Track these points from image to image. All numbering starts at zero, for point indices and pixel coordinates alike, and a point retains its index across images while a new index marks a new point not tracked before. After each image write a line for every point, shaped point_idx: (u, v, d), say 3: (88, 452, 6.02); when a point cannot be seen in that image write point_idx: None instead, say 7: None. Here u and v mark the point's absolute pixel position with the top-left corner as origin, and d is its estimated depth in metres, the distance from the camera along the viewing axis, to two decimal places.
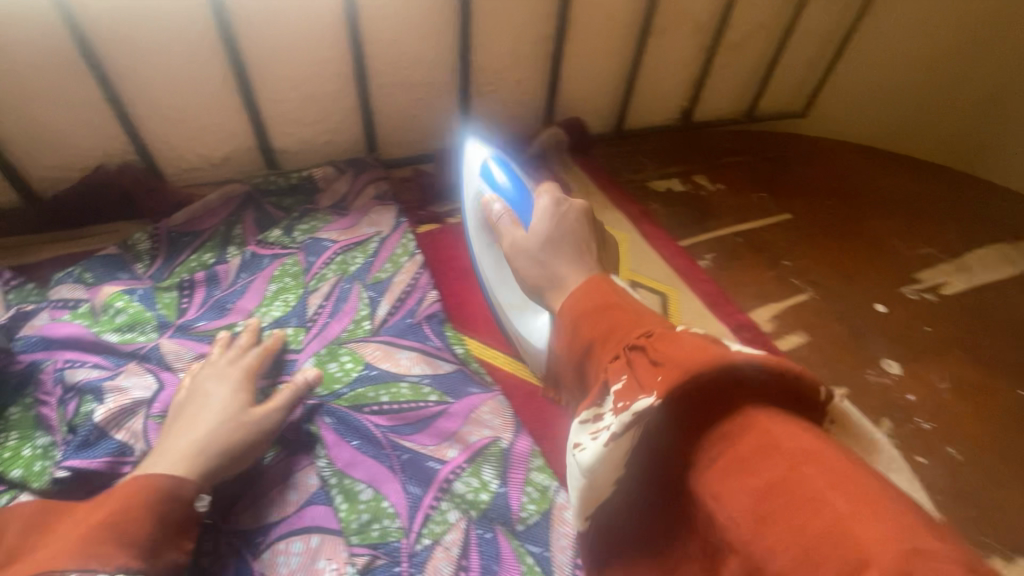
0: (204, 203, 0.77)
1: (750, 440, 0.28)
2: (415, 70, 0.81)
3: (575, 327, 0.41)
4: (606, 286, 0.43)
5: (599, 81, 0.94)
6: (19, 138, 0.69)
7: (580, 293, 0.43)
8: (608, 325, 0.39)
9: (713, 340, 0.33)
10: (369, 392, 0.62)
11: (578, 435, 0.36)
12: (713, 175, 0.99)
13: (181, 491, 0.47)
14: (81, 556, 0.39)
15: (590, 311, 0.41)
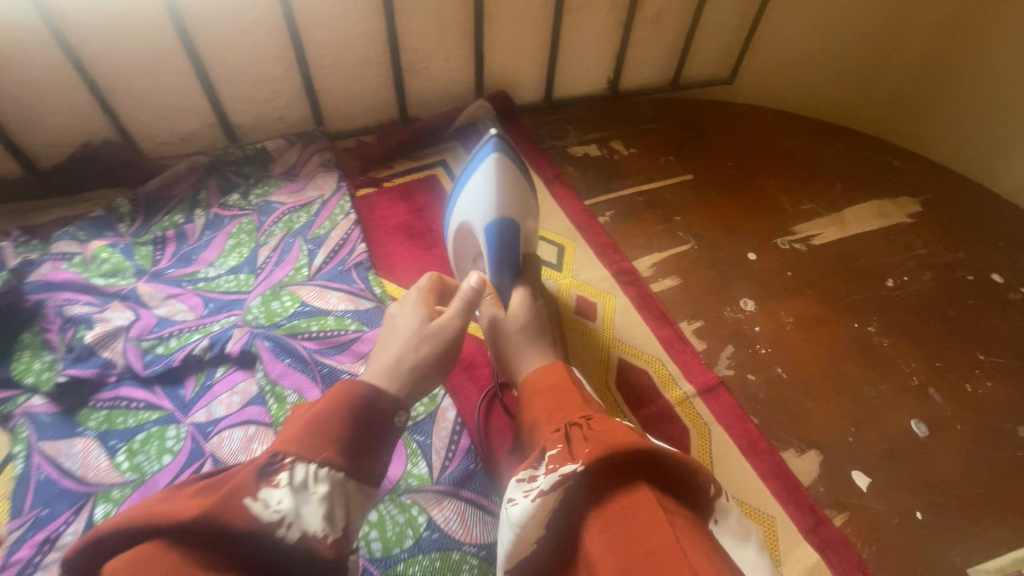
0: (174, 172, 0.92)
1: (626, 505, 0.41)
2: (350, 52, 0.93)
3: (532, 401, 0.60)
4: (564, 372, 0.62)
5: (523, 56, 1.05)
6: (17, 120, 0.84)
7: (541, 376, 0.62)
8: (558, 402, 0.57)
9: (638, 433, 0.47)
10: (301, 323, 0.77)
11: (514, 491, 0.48)
12: (629, 141, 1.10)
13: None
14: (298, 445, 0.44)
15: (547, 389, 0.60)
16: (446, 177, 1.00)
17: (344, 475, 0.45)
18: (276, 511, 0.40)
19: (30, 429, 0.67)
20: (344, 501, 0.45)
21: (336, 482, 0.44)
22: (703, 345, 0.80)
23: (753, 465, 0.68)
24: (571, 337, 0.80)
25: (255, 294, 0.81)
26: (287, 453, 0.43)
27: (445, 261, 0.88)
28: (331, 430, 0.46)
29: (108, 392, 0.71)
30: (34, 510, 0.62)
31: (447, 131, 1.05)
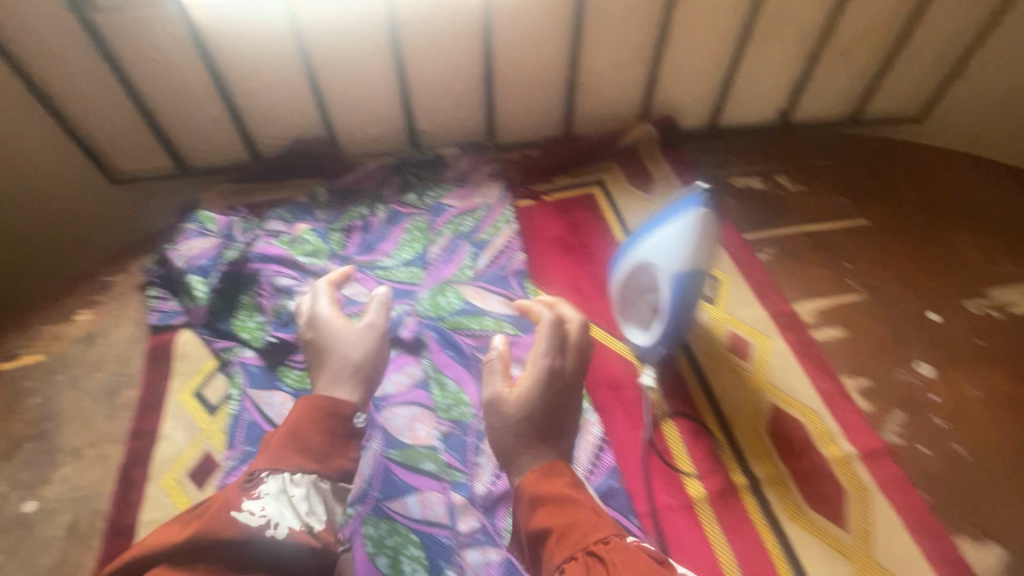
0: (365, 171, 1.03)
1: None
2: (531, 71, 0.99)
3: (537, 513, 0.60)
4: (563, 476, 0.63)
5: (694, 83, 1.04)
6: (254, 115, 1.00)
7: (544, 474, 0.63)
8: (568, 519, 0.58)
9: None
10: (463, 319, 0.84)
11: None
12: (798, 176, 1.05)
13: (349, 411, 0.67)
14: (272, 463, 0.60)
15: (549, 503, 0.60)
16: (603, 198, 1.03)
17: (316, 477, 0.61)
18: (262, 517, 0.55)
19: (244, 377, 0.80)
20: (324, 500, 0.60)
21: (328, 489, 0.61)
22: (870, 405, 0.75)
23: (920, 545, 0.65)
24: (724, 374, 0.78)
25: (424, 286, 0.89)
26: (262, 470, 0.60)
27: (597, 279, 0.90)
28: (309, 440, 0.63)
29: (302, 355, 0.82)
30: (244, 446, 0.73)
31: (607, 153, 1.08)
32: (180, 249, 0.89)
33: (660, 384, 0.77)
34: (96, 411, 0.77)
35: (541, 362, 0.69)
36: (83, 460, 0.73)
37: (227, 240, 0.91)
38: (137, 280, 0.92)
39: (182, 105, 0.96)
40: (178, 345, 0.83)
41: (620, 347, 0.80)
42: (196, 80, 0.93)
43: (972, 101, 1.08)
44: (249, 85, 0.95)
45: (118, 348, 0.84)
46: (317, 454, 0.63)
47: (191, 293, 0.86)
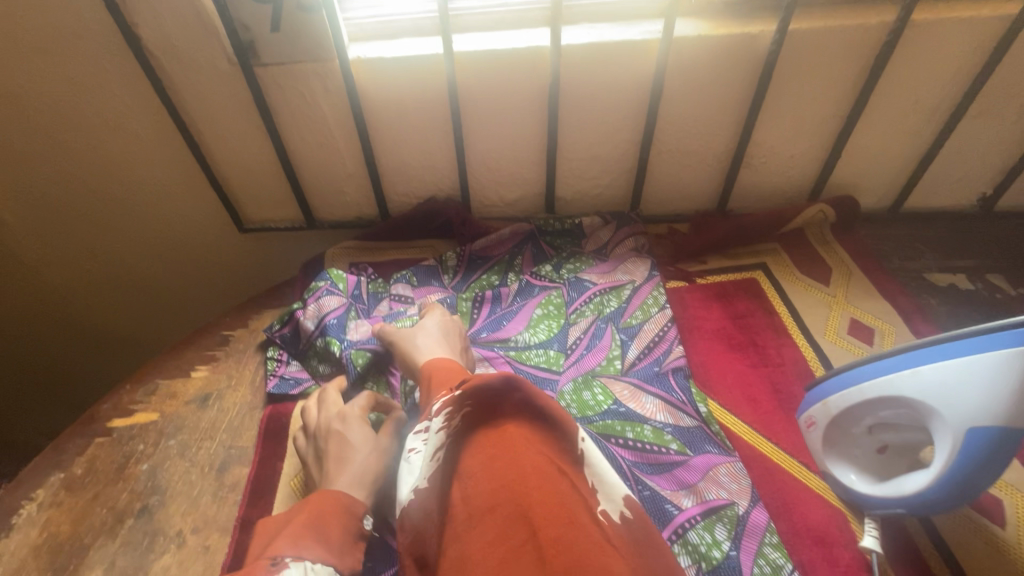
0: (499, 235, 0.94)
1: (506, 446, 0.41)
2: (694, 141, 0.88)
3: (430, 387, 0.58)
4: (462, 372, 0.59)
5: (883, 161, 0.90)
6: (390, 173, 0.95)
7: (441, 362, 0.62)
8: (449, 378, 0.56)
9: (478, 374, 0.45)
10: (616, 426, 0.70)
11: (413, 440, 0.48)
12: (1015, 278, 0.86)
13: (358, 511, 0.57)
14: (292, 547, 0.49)
15: (442, 372, 0.59)
16: (769, 285, 0.88)
17: (334, 569, 0.50)
18: None
19: None
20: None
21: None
22: None
23: None
24: (972, 544, 0.59)
25: (567, 378, 0.77)
26: (283, 554, 0.48)
27: (775, 388, 0.75)
28: (330, 531, 0.53)
29: None
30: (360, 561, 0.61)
31: (771, 233, 0.94)
32: (309, 308, 0.82)
33: (886, 546, 0.59)
34: (204, 489, 0.70)
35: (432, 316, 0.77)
36: (185, 549, 0.65)
37: (354, 303, 0.85)
38: (259, 338, 0.87)
39: (322, 160, 0.93)
40: (293, 420, 0.75)
41: (819, 485, 0.64)
42: (340, 136, 0.89)
43: None
44: (391, 144, 0.90)
45: (232, 415, 0.77)
46: (337, 546, 0.53)
47: (332, 352, 0.78)
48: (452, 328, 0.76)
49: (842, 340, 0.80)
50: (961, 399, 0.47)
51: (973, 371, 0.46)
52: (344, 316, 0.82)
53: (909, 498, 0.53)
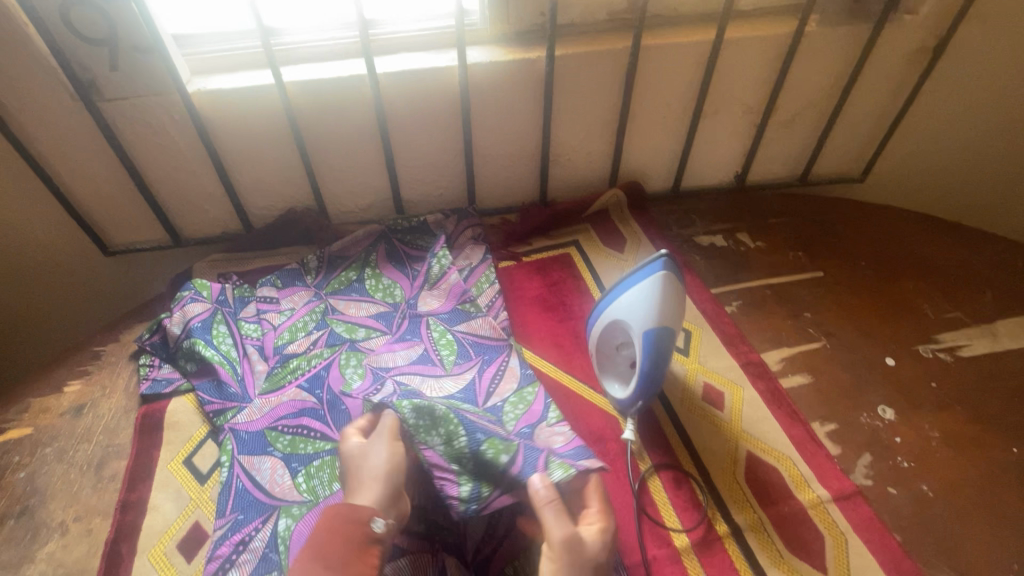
0: (353, 237, 1.08)
1: None
2: (507, 146, 1.07)
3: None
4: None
5: (657, 152, 1.14)
6: (247, 189, 1.05)
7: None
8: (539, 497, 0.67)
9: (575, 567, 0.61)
10: (467, 450, 0.72)
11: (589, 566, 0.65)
12: (756, 234, 1.13)
13: (364, 515, 0.58)
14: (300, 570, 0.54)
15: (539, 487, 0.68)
16: (579, 257, 1.10)
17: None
18: None
19: (234, 443, 0.80)
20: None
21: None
22: (839, 449, 0.78)
23: None
24: (700, 423, 0.81)
25: (409, 379, 0.85)
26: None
27: (576, 335, 0.96)
28: (330, 550, 0.55)
29: (291, 419, 0.82)
30: (233, 514, 0.73)
31: (582, 215, 1.16)
32: (175, 316, 0.93)
33: (641, 435, 0.80)
34: (84, 484, 0.78)
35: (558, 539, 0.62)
36: (69, 535, 0.73)
37: (220, 306, 0.96)
38: (131, 349, 0.94)
39: (178, 181, 1.01)
40: (169, 414, 0.85)
41: (602, 401, 0.85)
42: (193, 159, 0.99)
43: (904, 162, 1.20)
44: (242, 163, 1.01)
45: (108, 419, 0.85)
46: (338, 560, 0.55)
47: (197, 351, 0.89)
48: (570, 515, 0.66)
49: None
50: (633, 311, 0.67)
51: (643, 287, 0.66)
52: (209, 320, 0.93)
53: (636, 394, 0.72)
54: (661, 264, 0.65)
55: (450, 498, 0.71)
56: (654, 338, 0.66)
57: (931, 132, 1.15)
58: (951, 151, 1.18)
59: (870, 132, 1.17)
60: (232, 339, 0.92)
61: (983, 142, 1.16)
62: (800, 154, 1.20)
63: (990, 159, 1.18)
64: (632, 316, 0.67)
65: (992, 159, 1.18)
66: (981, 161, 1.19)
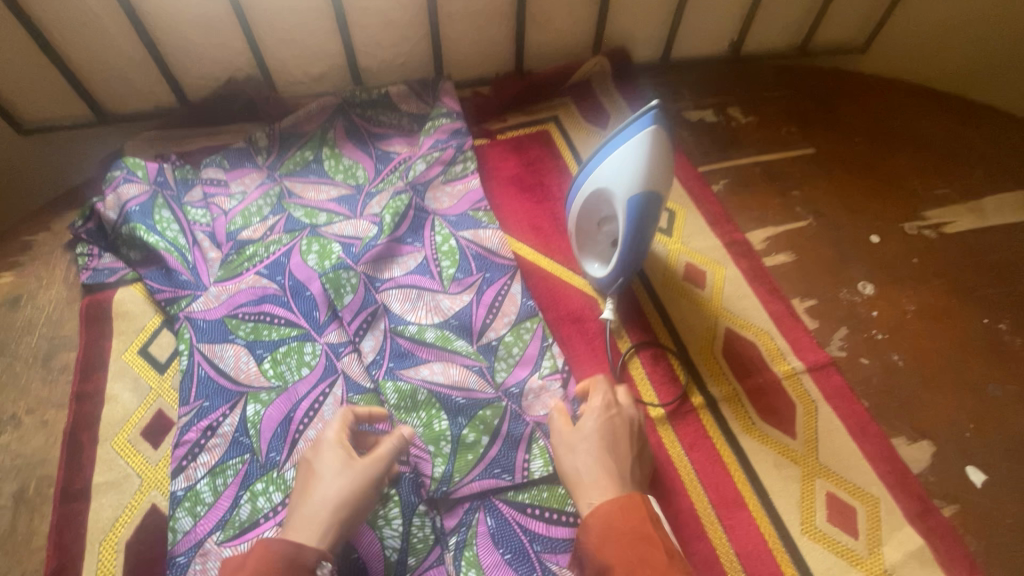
0: (306, 111, 0.96)
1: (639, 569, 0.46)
2: (478, 1, 0.93)
3: (602, 544, 0.49)
4: (644, 508, 0.50)
5: (647, 12, 1.01)
6: (177, 54, 0.90)
7: (616, 511, 0.50)
8: (608, 520, 0.50)
9: (617, 509, 0.50)
10: (446, 433, 0.67)
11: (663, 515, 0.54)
12: (749, 109, 1.05)
13: (310, 559, 0.48)
14: None
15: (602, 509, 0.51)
16: (558, 134, 1.01)
17: None
18: None
19: (192, 332, 0.75)
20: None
21: None
22: (817, 324, 0.78)
23: (863, 448, 0.68)
24: (679, 303, 0.80)
25: (404, 293, 0.79)
26: None
27: (555, 217, 0.90)
28: None
29: (252, 306, 0.77)
30: (198, 401, 0.70)
31: (561, 87, 1.04)
32: (108, 200, 0.83)
33: (620, 315, 0.78)
34: (32, 377, 0.73)
35: (598, 404, 0.62)
36: (23, 427, 0.69)
37: (160, 189, 0.85)
38: (65, 238, 0.85)
39: (90, 41, 0.86)
40: (115, 303, 0.78)
41: (580, 282, 0.82)
42: (103, 12, 0.83)
43: (920, 26, 1.08)
44: (164, 20, 0.85)
45: (50, 311, 0.78)
46: None
47: (138, 237, 0.80)
48: (618, 423, 0.61)
49: None
50: (618, 174, 0.61)
51: (630, 145, 0.60)
52: (149, 203, 0.83)
53: (619, 268, 0.68)
54: (650, 118, 0.58)
55: (422, 476, 0.65)
56: (639, 203, 0.61)
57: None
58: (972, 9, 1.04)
59: None
60: (178, 225, 0.83)
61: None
62: (804, 18, 1.08)
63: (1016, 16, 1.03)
64: (617, 180, 0.62)
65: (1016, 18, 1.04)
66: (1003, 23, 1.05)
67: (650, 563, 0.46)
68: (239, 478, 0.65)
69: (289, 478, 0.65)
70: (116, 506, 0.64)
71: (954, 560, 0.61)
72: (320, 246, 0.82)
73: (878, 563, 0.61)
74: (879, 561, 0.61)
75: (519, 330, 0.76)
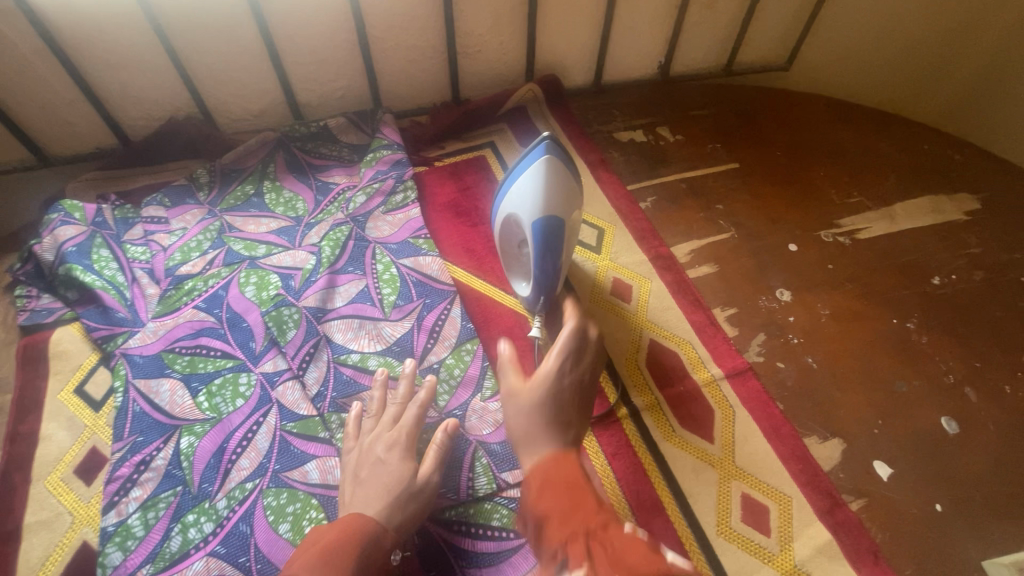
0: (246, 147, 0.99)
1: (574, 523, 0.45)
2: (409, 37, 0.98)
3: (539, 494, 0.49)
4: (572, 460, 0.52)
5: (574, 40, 1.06)
6: (117, 99, 0.93)
7: (552, 467, 0.51)
8: (561, 497, 0.48)
9: (545, 471, 0.50)
10: None
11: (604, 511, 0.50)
12: (677, 127, 1.10)
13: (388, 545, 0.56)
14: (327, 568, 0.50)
15: (545, 482, 0.50)
16: (495, 159, 1.04)
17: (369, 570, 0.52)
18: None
19: (127, 368, 0.76)
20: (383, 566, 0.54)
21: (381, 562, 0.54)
22: (736, 331, 0.82)
23: (776, 449, 0.71)
24: (607, 317, 0.83)
25: (347, 323, 0.81)
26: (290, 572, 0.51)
27: (489, 239, 0.93)
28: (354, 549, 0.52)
29: (189, 340, 0.79)
30: (132, 436, 0.71)
31: (497, 114, 1.09)
32: (45, 241, 0.84)
33: (551, 336, 0.81)
34: None
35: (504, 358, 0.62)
36: None
37: (99, 229, 0.87)
38: (4, 281, 0.86)
39: (27, 88, 0.88)
40: (51, 344, 0.79)
41: (512, 302, 0.85)
42: (38, 60, 0.85)
43: (832, 48, 1.14)
44: (102, 69, 0.89)
45: None
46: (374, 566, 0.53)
47: (75, 277, 0.82)
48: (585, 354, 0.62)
49: None
50: (524, 197, 0.66)
51: (530, 168, 0.65)
52: (87, 243, 0.85)
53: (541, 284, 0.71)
54: (545, 145, 0.63)
55: None
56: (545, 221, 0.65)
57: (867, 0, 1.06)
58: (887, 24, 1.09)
59: (795, 13, 1.11)
60: (116, 263, 0.85)
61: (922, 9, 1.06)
62: (725, 40, 1.13)
63: (924, 27, 1.09)
64: (524, 202, 0.66)
65: (922, 30, 1.09)
66: (914, 33, 1.10)
67: (575, 510, 0.47)
68: (171, 510, 0.66)
69: (220, 507, 0.67)
70: (47, 546, 0.65)
71: (859, 551, 0.64)
72: (258, 277, 0.85)
73: (789, 559, 0.64)
74: (789, 557, 0.64)
75: (459, 352, 0.79)
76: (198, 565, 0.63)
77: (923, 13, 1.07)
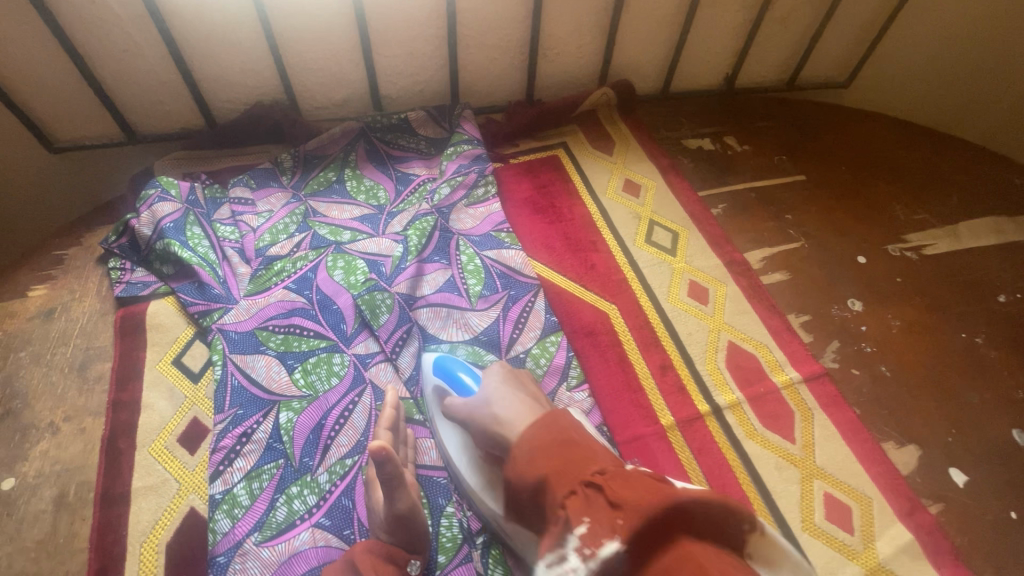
0: (329, 134, 1.01)
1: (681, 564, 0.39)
2: (494, 36, 1.00)
3: (531, 458, 0.52)
4: (559, 421, 0.54)
5: (648, 47, 1.09)
6: (210, 83, 0.96)
7: (537, 431, 0.53)
8: (559, 461, 0.50)
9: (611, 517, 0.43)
10: None
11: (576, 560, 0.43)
12: (743, 137, 1.12)
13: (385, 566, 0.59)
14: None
15: (542, 447, 0.52)
16: (568, 158, 1.06)
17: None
18: None
19: (224, 343, 0.78)
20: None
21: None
22: (811, 337, 0.84)
23: (855, 452, 0.74)
24: (685, 317, 0.85)
25: (435, 311, 0.83)
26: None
27: (567, 236, 0.95)
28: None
29: (281, 319, 0.81)
30: (232, 409, 0.73)
31: (569, 116, 1.11)
32: (143, 216, 0.86)
33: (634, 336, 0.83)
34: (69, 386, 0.75)
35: (475, 410, 0.63)
36: (61, 434, 0.72)
37: (192, 207, 0.90)
38: (97, 253, 0.88)
39: (128, 66, 0.90)
40: (148, 316, 0.81)
41: (593, 298, 0.87)
42: (142, 40, 0.88)
43: (894, 70, 1.18)
44: (205, 56, 0.92)
45: (83, 322, 0.81)
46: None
47: (172, 252, 0.84)
48: (518, 378, 0.67)
49: (619, 196, 1.01)
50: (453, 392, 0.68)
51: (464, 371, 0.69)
52: (182, 220, 0.87)
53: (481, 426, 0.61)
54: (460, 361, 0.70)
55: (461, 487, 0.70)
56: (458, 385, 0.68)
57: (936, 19, 1.09)
58: (953, 45, 1.12)
59: (861, 33, 1.14)
60: (208, 241, 0.87)
61: (986, 35, 1.09)
62: (792, 56, 1.16)
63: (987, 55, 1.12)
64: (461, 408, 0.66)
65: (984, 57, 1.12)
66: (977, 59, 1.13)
67: (572, 459, 0.49)
68: (274, 482, 0.68)
69: (322, 481, 0.69)
70: (155, 510, 0.66)
71: (941, 553, 0.67)
72: (346, 262, 0.87)
73: (873, 556, 0.66)
74: (873, 555, 0.66)
75: (544, 342, 0.81)
76: (305, 536, 0.65)
77: (986, 37, 1.10)
